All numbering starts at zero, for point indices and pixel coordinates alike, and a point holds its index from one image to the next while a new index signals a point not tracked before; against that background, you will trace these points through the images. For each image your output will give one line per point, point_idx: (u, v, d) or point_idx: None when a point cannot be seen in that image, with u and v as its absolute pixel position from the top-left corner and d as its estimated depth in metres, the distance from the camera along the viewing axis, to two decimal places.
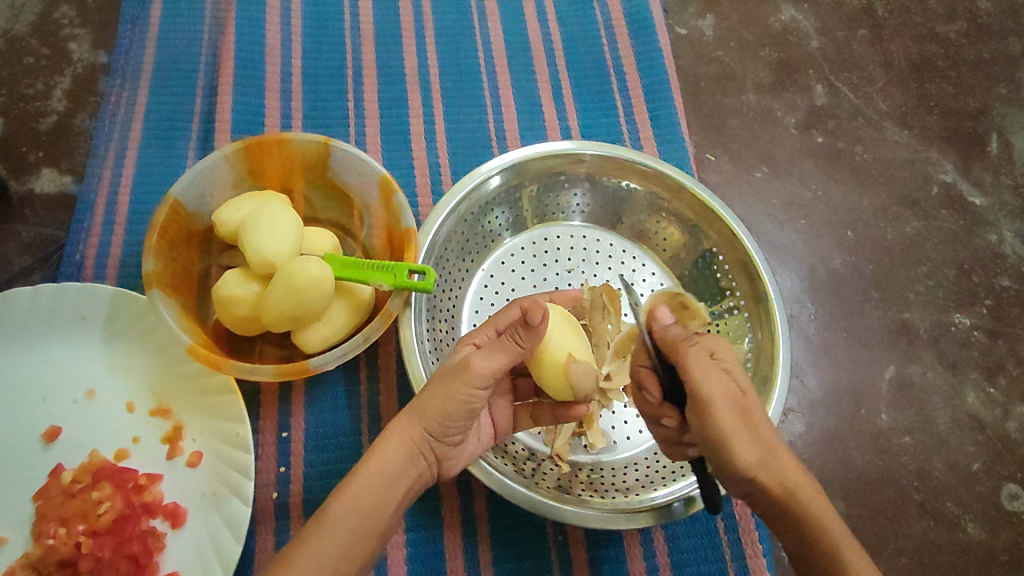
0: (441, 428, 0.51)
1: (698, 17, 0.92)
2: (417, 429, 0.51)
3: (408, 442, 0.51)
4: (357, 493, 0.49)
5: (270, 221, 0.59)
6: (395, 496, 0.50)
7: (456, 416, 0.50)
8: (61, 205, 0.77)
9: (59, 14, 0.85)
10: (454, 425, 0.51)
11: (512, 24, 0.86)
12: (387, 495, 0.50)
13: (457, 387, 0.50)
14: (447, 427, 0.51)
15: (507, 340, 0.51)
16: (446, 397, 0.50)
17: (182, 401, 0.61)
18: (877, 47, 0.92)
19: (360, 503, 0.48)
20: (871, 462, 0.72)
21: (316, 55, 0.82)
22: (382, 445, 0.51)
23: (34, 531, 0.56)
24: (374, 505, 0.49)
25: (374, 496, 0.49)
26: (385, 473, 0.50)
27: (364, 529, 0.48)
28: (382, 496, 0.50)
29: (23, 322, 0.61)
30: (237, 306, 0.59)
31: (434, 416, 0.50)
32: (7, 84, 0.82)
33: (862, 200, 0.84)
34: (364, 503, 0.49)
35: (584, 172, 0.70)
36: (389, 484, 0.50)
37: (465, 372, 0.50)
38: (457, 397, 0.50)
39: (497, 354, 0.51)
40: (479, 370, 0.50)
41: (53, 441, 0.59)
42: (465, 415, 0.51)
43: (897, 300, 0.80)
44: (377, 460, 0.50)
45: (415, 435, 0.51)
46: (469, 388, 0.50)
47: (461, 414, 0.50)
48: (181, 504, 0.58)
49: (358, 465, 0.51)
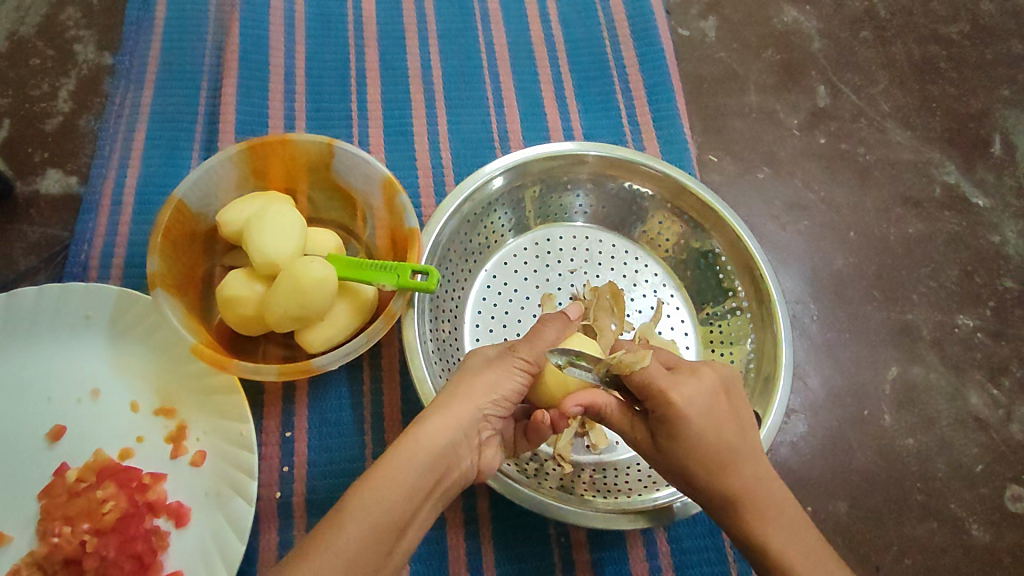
0: (489, 408, 0.53)
1: (700, 19, 0.92)
2: (466, 410, 0.51)
3: (450, 429, 0.51)
4: (385, 482, 0.47)
5: (273, 222, 0.59)
6: (426, 486, 0.49)
7: (507, 393, 0.53)
8: (66, 205, 0.77)
9: (65, 15, 0.86)
10: (501, 407, 0.53)
11: (515, 27, 0.86)
12: (420, 481, 0.48)
13: (510, 360, 0.54)
14: (497, 405, 0.53)
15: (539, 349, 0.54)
16: (502, 372, 0.53)
17: (185, 400, 0.61)
18: (879, 48, 0.92)
19: (382, 498, 0.46)
20: (874, 463, 0.72)
21: (320, 57, 0.82)
22: (415, 434, 0.50)
23: (39, 530, 0.56)
24: (404, 492, 0.47)
25: (400, 488, 0.47)
26: (419, 459, 0.49)
27: (392, 518, 0.46)
28: (412, 486, 0.48)
29: (28, 322, 0.61)
30: (241, 306, 0.59)
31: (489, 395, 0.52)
32: (14, 85, 0.83)
33: (865, 201, 0.84)
34: (392, 491, 0.47)
35: (586, 173, 0.70)
36: (420, 475, 0.49)
37: (515, 357, 0.54)
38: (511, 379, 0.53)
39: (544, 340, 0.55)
40: (532, 353, 0.54)
41: (58, 441, 0.59)
42: (515, 395, 0.54)
43: (899, 301, 0.80)
44: (414, 443, 0.49)
45: (460, 417, 0.51)
46: (523, 362, 0.54)
47: (512, 391, 0.53)
48: (185, 503, 0.58)
49: (387, 454, 0.49)
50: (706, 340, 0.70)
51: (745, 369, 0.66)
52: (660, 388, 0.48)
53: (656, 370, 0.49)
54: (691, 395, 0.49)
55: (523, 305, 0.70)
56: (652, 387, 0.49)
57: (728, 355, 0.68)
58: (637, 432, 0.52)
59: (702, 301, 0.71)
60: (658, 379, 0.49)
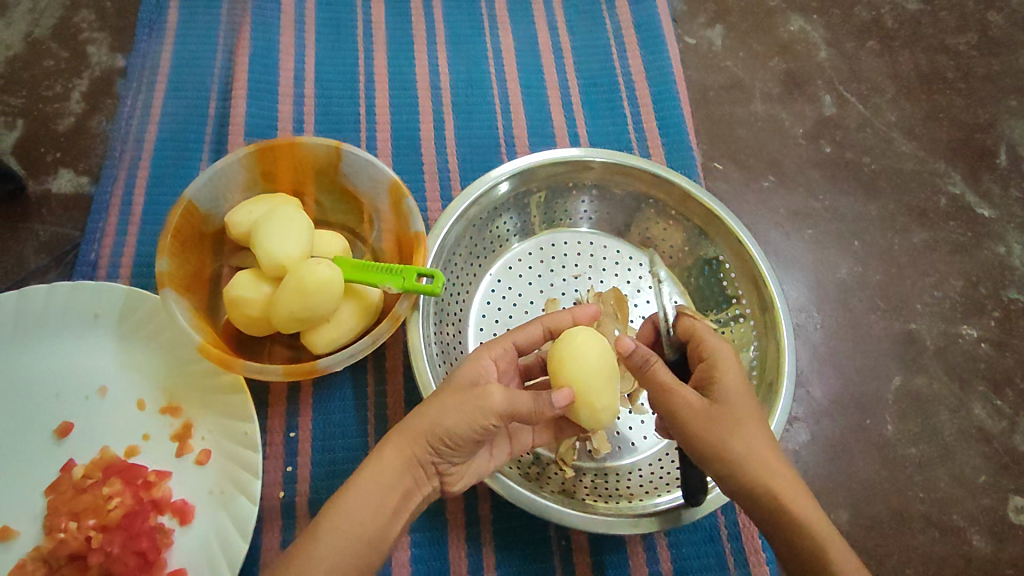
0: (445, 446, 0.49)
1: (707, 27, 0.93)
2: (420, 438, 0.49)
3: (407, 454, 0.50)
4: (349, 508, 0.47)
5: (282, 225, 0.60)
6: (388, 508, 0.49)
7: (465, 437, 0.49)
8: (77, 204, 0.78)
9: (78, 18, 0.87)
10: (462, 446, 0.49)
11: (523, 34, 0.87)
12: (381, 505, 0.48)
13: (471, 407, 0.48)
14: (452, 444, 0.49)
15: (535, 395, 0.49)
16: (459, 417, 0.48)
17: (192, 399, 0.62)
18: (886, 58, 0.93)
19: (353, 517, 0.47)
20: (877, 472, 0.72)
21: (329, 61, 0.83)
22: (381, 453, 0.50)
23: (46, 525, 0.56)
24: (372, 512, 0.48)
25: (365, 508, 0.48)
26: (380, 479, 0.49)
27: (360, 539, 0.46)
28: (376, 507, 0.48)
29: (39, 319, 0.62)
30: (249, 306, 0.60)
31: (443, 429, 0.48)
32: (28, 86, 0.84)
33: (870, 211, 0.85)
34: (361, 509, 0.47)
35: (591, 180, 0.70)
36: (382, 496, 0.49)
37: (482, 398, 0.48)
38: (474, 420, 0.48)
39: (523, 395, 0.49)
40: (503, 405, 0.48)
41: (65, 437, 0.60)
42: (476, 439, 0.49)
43: (904, 311, 0.80)
44: (373, 469, 0.49)
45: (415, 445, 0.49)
46: (487, 416, 0.48)
47: (471, 436, 0.49)
48: (189, 501, 0.59)
49: (350, 480, 0.49)
50: None
51: (747, 377, 0.66)
52: (699, 337, 0.54)
53: (701, 329, 0.55)
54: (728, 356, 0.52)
55: (527, 310, 0.71)
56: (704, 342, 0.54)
57: None
58: (686, 390, 0.50)
59: (706, 308, 0.72)
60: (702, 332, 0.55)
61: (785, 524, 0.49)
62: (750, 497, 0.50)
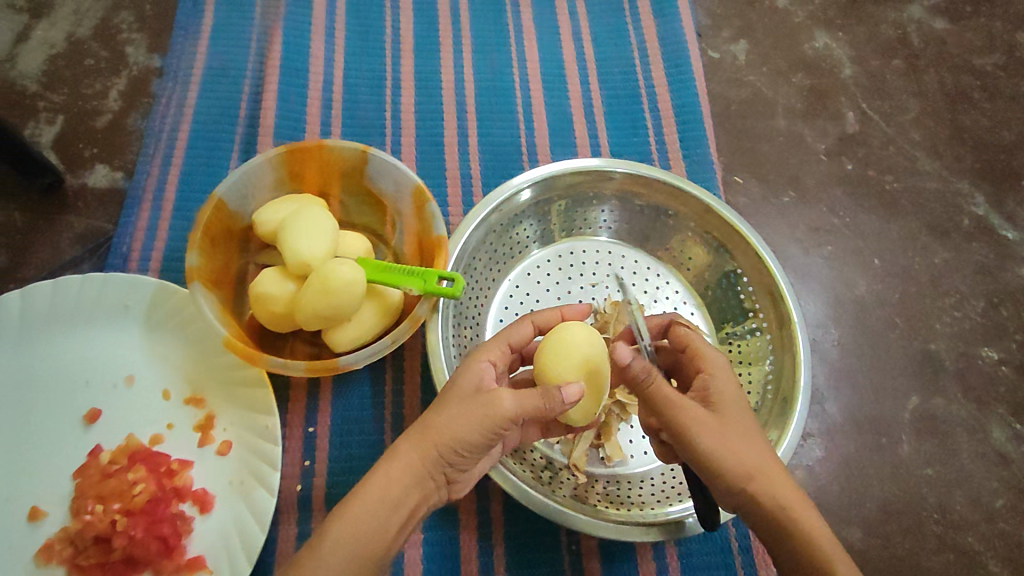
0: (456, 457, 0.49)
1: (731, 42, 0.93)
2: (429, 452, 0.48)
3: (416, 468, 0.49)
4: (356, 518, 0.46)
5: (308, 225, 0.61)
6: (396, 522, 0.48)
7: (474, 448, 0.49)
8: (112, 199, 0.80)
9: (119, 20, 0.90)
10: (471, 455, 0.49)
11: (548, 44, 0.89)
12: (389, 518, 0.48)
13: (479, 416, 0.48)
14: (462, 455, 0.49)
15: (539, 392, 0.48)
16: (469, 428, 0.48)
17: (215, 391, 0.63)
18: (910, 77, 0.93)
19: (358, 532, 0.46)
20: (891, 492, 0.71)
21: (357, 67, 0.85)
22: (389, 466, 0.49)
23: (73, 507, 0.58)
24: (378, 526, 0.47)
25: (372, 522, 0.47)
26: (388, 493, 0.48)
27: (365, 553, 0.46)
28: (383, 520, 0.47)
29: (73, 307, 0.64)
30: (273, 303, 0.62)
31: (453, 441, 0.48)
32: (69, 84, 0.87)
33: (891, 229, 0.84)
34: (368, 524, 0.46)
35: (612, 190, 0.71)
36: (390, 510, 0.48)
37: (493, 407, 0.48)
38: (483, 429, 0.48)
39: (531, 397, 0.49)
40: (514, 411, 0.48)
41: (93, 424, 0.62)
42: (483, 447, 0.49)
43: (923, 331, 0.79)
44: (379, 485, 0.48)
45: (424, 458, 0.49)
46: (496, 424, 0.48)
47: (479, 446, 0.49)
48: (209, 491, 0.60)
49: (357, 487, 0.48)
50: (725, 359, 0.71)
51: (762, 391, 0.66)
52: (696, 347, 0.54)
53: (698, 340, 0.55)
54: (725, 368, 0.52)
55: None
56: (702, 353, 0.54)
57: (746, 375, 0.68)
58: (692, 406, 0.49)
59: (722, 320, 0.72)
60: (700, 344, 0.55)
61: (787, 543, 0.47)
62: (752, 511, 0.48)
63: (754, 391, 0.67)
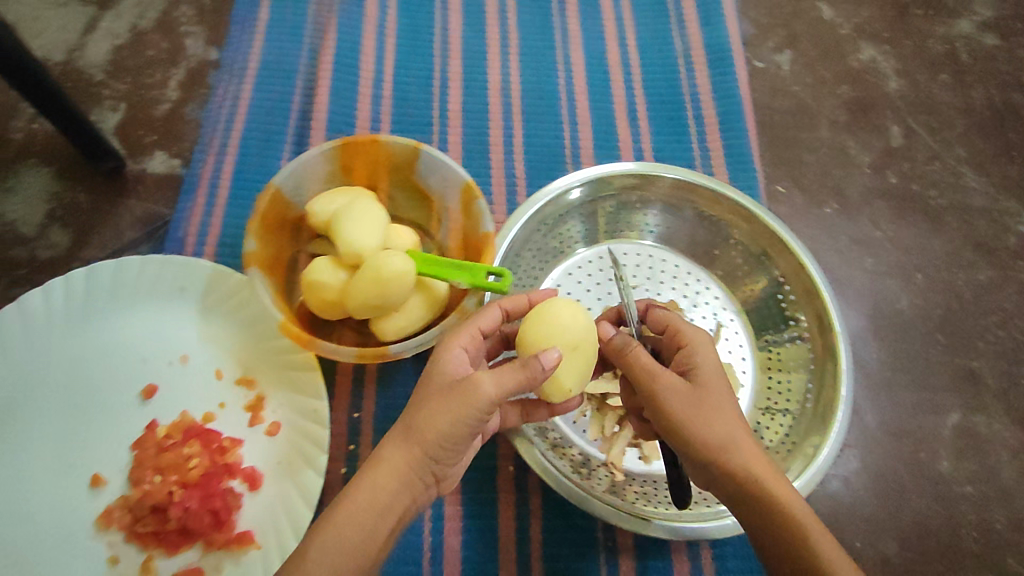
0: (442, 451, 0.48)
1: (776, 52, 0.94)
2: (413, 452, 0.47)
3: (401, 471, 0.48)
4: (340, 525, 0.46)
5: (361, 217, 0.63)
6: (383, 525, 0.47)
7: (458, 438, 0.48)
8: (169, 185, 0.83)
9: (179, 13, 0.94)
10: (456, 447, 0.48)
11: (593, 49, 0.90)
12: (376, 523, 0.47)
13: (460, 407, 0.47)
14: (447, 448, 0.48)
15: (517, 368, 0.48)
16: (452, 421, 0.47)
17: (265, 373, 0.65)
18: (957, 92, 0.92)
19: (345, 538, 0.46)
20: (930, 507, 0.71)
21: (407, 65, 0.87)
22: (372, 470, 0.48)
23: (131, 477, 0.61)
24: (365, 530, 0.46)
25: (360, 528, 0.46)
26: (374, 499, 0.47)
27: (353, 559, 0.45)
28: (370, 525, 0.47)
29: (133, 287, 0.67)
30: (325, 290, 0.63)
31: (437, 437, 0.47)
32: (131, 73, 0.90)
33: (934, 244, 0.84)
34: (354, 529, 0.46)
35: (660, 195, 0.72)
36: (378, 515, 0.47)
37: (471, 395, 0.46)
38: (465, 420, 0.47)
39: (509, 375, 0.47)
40: (494, 394, 0.47)
41: (149, 399, 0.64)
42: (468, 436, 0.48)
43: (965, 347, 0.78)
44: (364, 491, 0.47)
45: (409, 459, 0.48)
46: (477, 412, 0.47)
47: (463, 437, 0.48)
48: (258, 469, 0.62)
49: (343, 493, 0.48)
50: (764, 366, 0.71)
51: (802, 400, 0.66)
52: (675, 325, 0.56)
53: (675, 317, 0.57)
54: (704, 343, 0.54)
55: None
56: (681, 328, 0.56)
57: (785, 383, 0.68)
58: (666, 374, 0.51)
59: (762, 328, 0.72)
60: (677, 321, 0.57)
61: (759, 509, 0.48)
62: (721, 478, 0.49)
63: (794, 399, 0.67)
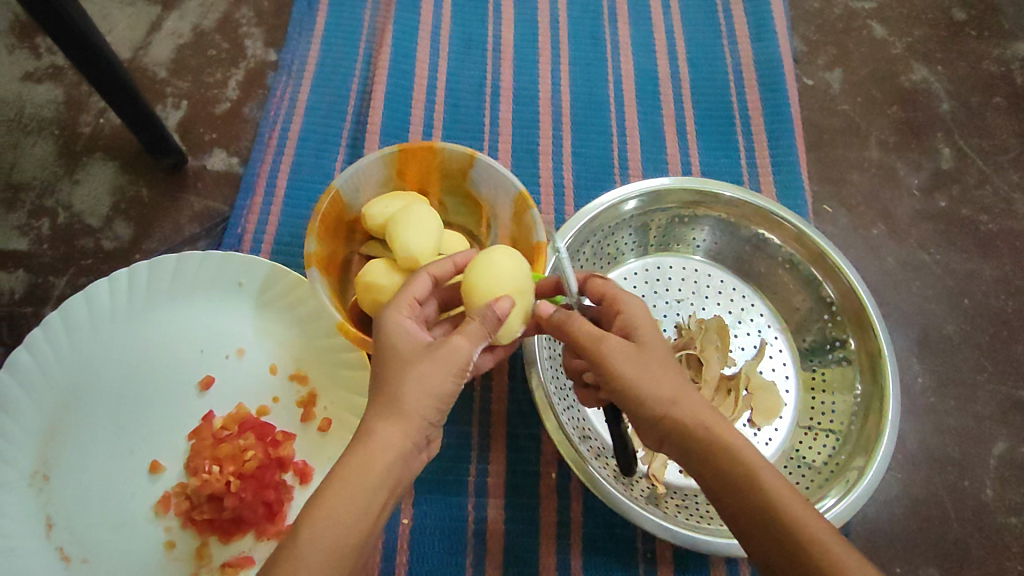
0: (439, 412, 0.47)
1: (826, 70, 0.93)
2: (412, 421, 0.45)
3: (399, 442, 0.45)
4: (332, 507, 0.43)
5: (418, 222, 0.65)
6: (379, 501, 0.44)
7: (449, 395, 0.46)
8: (227, 183, 0.86)
9: (240, 14, 0.97)
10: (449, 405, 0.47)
11: (643, 62, 0.90)
12: (372, 500, 0.44)
13: (444, 364, 0.46)
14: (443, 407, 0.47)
15: (479, 322, 0.47)
16: (442, 378, 0.46)
17: (318, 370, 0.68)
18: (1011, 116, 0.91)
19: (338, 521, 0.42)
20: (972, 536, 0.70)
21: (459, 72, 0.89)
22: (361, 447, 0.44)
23: (189, 466, 0.63)
24: (359, 509, 0.43)
25: (353, 506, 0.43)
26: (368, 476, 0.44)
27: (350, 540, 0.42)
28: (365, 502, 0.43)
29: (193, 281, 0.69)
30: (379, 292, 0.65)
31: (431, 397, 0.45)
32: (193, 72, 0.93)
33: (984, 270, 0.83)
34: (347, 509, 0.43)
35: (716, 213, 0.73)
36: (374, 491, 0.44)
37: (452, 351, 0.46)
38: (453, 376, 0.46)
39: (477, 331, 0.47)
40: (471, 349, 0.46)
41: (206, 390, 0.67)
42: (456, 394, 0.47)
43: (1012, 376, 0.77)
44: (356, 469, 0.44)
45: (408, 428, 0.45)
46: (459, 368, 0.46)
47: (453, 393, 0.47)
48: (310, 463, 0.64)
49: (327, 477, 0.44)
50: (807, 386, 0.71)
51: (847, 424, 0.65)
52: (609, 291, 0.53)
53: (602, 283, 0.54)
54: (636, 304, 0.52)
55: None
56: (611, 293, 0.53)
57: (829, 403, 0.68)
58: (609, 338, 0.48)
59: (806, 347, 0.72)
60: (606, 287, 0.53)
61: (723, 476, 0.46)
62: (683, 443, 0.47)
63: (839, 420, 0.67)
